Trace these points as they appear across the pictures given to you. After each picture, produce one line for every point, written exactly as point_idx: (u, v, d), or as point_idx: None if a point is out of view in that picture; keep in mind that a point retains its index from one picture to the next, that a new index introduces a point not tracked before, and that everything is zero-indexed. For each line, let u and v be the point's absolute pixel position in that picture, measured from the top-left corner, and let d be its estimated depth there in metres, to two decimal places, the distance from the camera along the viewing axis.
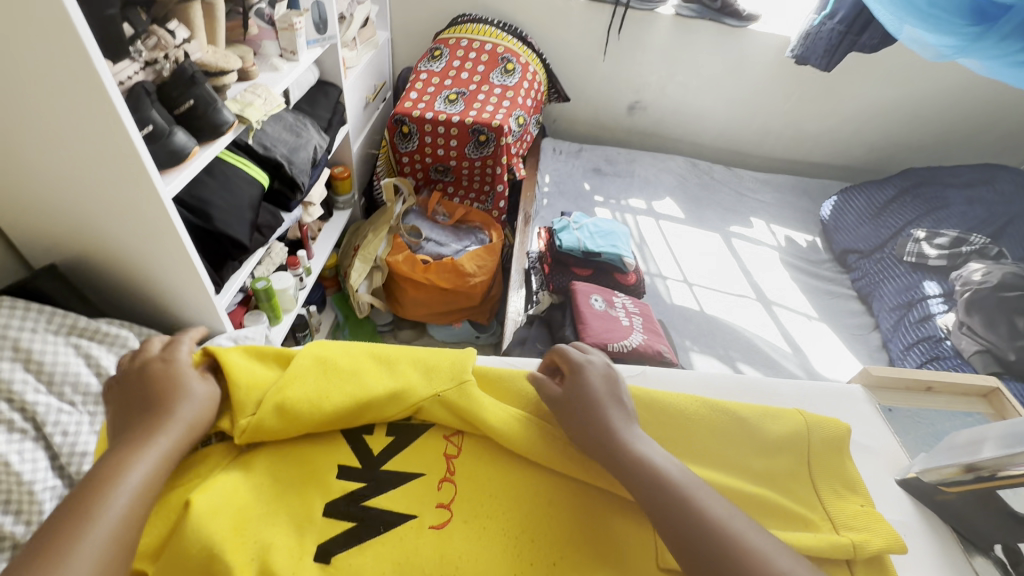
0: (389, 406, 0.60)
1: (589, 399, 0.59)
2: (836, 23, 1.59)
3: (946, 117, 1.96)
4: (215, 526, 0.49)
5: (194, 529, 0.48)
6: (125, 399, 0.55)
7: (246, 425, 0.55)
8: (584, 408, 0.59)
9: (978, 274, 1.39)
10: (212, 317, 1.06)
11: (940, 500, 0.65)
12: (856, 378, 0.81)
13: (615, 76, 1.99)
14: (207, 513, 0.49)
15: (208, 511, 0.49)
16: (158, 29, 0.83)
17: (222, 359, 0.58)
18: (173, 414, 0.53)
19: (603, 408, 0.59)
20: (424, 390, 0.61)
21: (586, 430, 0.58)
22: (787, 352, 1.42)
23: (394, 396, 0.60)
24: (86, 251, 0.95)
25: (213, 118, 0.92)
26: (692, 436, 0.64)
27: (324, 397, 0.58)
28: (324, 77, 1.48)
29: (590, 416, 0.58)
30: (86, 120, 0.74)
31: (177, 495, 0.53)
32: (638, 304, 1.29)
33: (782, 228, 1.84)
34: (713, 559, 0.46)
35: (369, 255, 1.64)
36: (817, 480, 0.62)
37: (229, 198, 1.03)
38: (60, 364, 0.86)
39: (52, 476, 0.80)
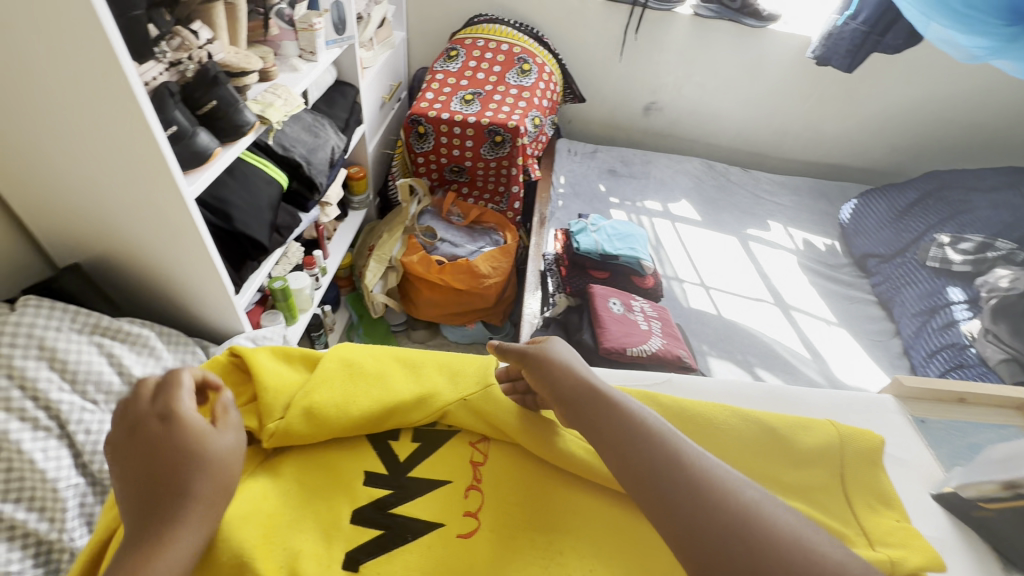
0: (416, 413, 0.60)
1: (551, 350, 0.59)
2: (859, 23, 1.56)
3: (971, 119, 1.92)
4: (246, 533, 0.48)
5: (225, 536, 0.47)
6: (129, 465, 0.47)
7: (274, 429, 0.54)
8: (546, 356, 0.58)
9: (1005, 281, 1.36)
10: (232, 318, 1.07)
11: (977, 516, 0.63)
12: (887, 389, 0.79)
13: (631, 76, 1.97)
14: (238, 520, 0.49)
15: (239, 517, 0.49)
16: (182, 29, 0.84)
17: (252, 363, 0.58)
18: (189, 491, 0.45)
19: (567, 358, 0.58)
20: (449, 395, 0.61)
21: (549, 379, 0.57)
22: (807, 358, 1.40)
23: (420, 401, 0.60)
24: (109, 251, 0.96)
25: (236, 118, 0.92)
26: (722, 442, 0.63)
27: (350, 401, 0.58)
28: (341, 78, 1.48)
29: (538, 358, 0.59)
30: (113, 119, 0.74)
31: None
32: (656, 307, 1.28)
33: (800, 231, 1.82)
34: (663, 475, 0.44)
35: (384, 255, 1.64)
36: (852, 494, 0.61)
37: (248, 198, 1.03)
38: (84, 362, 0.86)
39: (75, 474, 0.81)
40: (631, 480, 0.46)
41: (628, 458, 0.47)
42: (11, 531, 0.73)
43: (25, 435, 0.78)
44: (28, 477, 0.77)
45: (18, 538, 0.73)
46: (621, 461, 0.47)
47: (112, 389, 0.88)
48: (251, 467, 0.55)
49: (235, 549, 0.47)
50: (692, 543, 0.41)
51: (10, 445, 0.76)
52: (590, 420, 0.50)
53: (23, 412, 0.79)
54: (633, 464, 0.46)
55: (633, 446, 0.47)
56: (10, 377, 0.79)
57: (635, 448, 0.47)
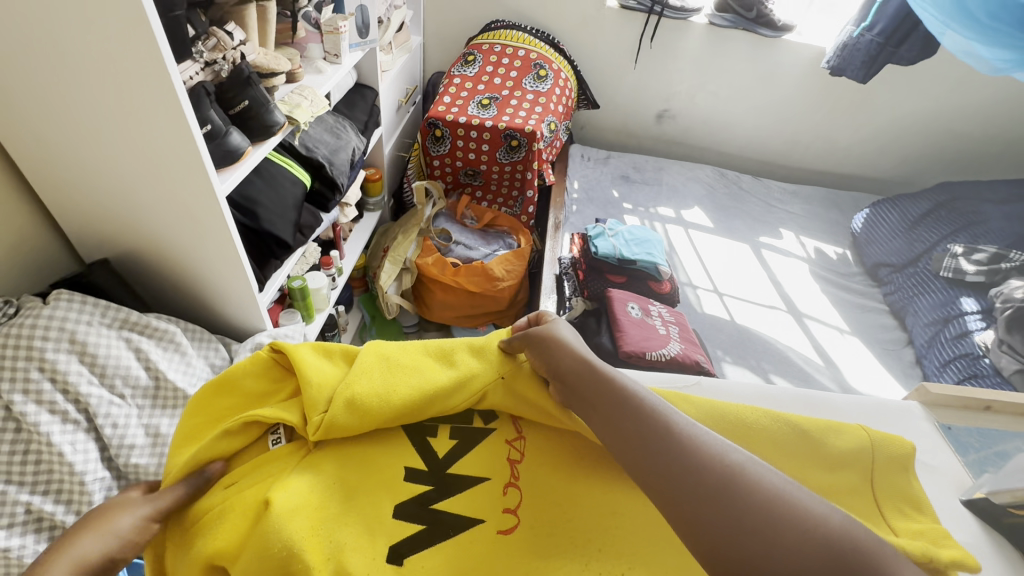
0: (455, 399, 0.61)
1: (554, 331, 0.62)
2: (875, 35, 1.57)
3: (982, 131, 1.94)
4: (296, 525, 0.49)
5: (276, 528, 0.48)
6: None
7: (319, 422, 0.55)
8: (550, 336, 0.62)
9: (1020, 292, 1.36)
10: (254, 315, 1.07)
11: (1008, 523, 0.64)
12: (912, 395, 0.80)
13: (645, 84, 1.99)
14: (287, 513, 0.49)
15: (288, 510, 0.49)
16: (217, 30, 0.85)
17: (292, 358, 0.59)
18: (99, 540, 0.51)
19: (569, 338, 0.61)
20: (485, 379, 0.62)
21: (552, 359, 0.60)
22: (820, 365, 1.40)
23: (458, 386, 0.61)
24: (137, 247, 0.97)
25: (265, 118, 0.93)
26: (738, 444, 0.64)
27: (391, 390, 0.58)
28: (361, 80, 1.49)
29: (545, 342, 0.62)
30: (152, 114, 0.75)
31: (251, 495, 0.53)
32: (673, 312, 1.29)
33: (812, 239, 1.83)
34: (655, 445, 0.47)
35: (399, 257, 1.65)
36: (881, 497, 0.61)
37: (275, 197, 1.04)
38: (113, 357, 0.87)
39: (101, 467, 0.82)
40: (625, 447, 0.49)
41: (623, 431, 0.50)
42: (38, 522, 0.75)
43: (54, 428, 0.79)
44: (57, 469, 0.77)
45: (45, 530, 0.76)
46: (616, 436, 0.50)
47: (138, 383, 0.89)
48: (293, 460, 0.56)
49: (286, 540, 0.48)
50: (682, 504, 0.44)
51: (40, 436, 0.77)
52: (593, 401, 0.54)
53: (53, 404, 0.80)
54: (628, 434, 0.49)
55: (625, 418, 0.51)
56: (42, 369, 0.80)
57: (629, 419, 0.50)
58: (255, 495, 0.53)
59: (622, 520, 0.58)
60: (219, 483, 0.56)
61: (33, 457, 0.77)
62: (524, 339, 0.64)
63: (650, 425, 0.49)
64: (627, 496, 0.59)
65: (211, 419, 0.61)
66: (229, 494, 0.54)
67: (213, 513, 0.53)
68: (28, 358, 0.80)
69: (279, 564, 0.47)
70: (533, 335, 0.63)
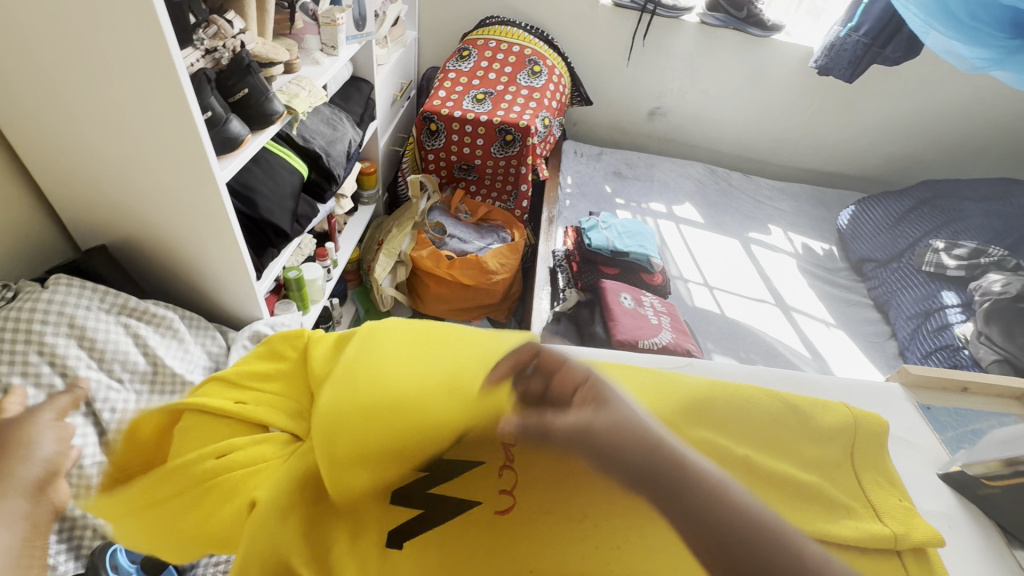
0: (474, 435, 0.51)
1: (615, 426, 0.50)
2: (861, 36, 1.61)
3: (963, 132, 2.00)
4: (287, 529, 0.47)
5: (268, 530, 0.46)
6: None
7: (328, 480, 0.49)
8: (618, 430, 0.50)
9: (998, 285, 1.41)
10: (251, 303, 1.08)
11: (983, 494, 0.67)
12: (893, 377, 0.84)
13: (638, 82, 2.02)
14: (273, 512, 0.47)
15: (273, 512, 0.47)
16: (217, 18, 0.84)
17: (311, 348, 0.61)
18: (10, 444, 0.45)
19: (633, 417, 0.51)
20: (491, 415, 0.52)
21: (609, 456, 0.48)
22: (807, 357, 1.44)
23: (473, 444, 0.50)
24: (136, 234, 0.98)
25: (264, 107, 0.94)
26: (733, 421, 0.63)
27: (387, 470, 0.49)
28: (356, 73, 1.50)
29: (610, 439, 0.49)
30: (156, 103, 0.76)
31: (242, 486, 0.52)
32: (665, 303, 1.32)
33: (799, 235, 1.87)
34: (730, 534, 0.43)
35: (393, 250, 1.66)
36: (861, 472, 0.64)
37: (273, 185, 1.05)
38: (112, 341, 0.88)
39: None
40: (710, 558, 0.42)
41: (713, 536, 0.43)
42: None
43: None
44: None
45: None
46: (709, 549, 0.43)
47: (137, 368, 0.90)
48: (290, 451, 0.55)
49: (281, 540, 0.46)
50: None
51: None
52: (673, 499, 0.45)
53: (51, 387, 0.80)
54: (702, 530, 0.43)
55: (719, 520, 0.44)
56: (40, 353, 0.80)
57: (699, 512, 0.44)
58: (242, 500, 0.51)
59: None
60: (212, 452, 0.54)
61: None
62: (576, 442, 0.49)
63: (750, 529, 0.44)
64: None
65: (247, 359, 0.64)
66: (223, 469, 0.53)
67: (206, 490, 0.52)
68: (27, 342, 0.80)
69: (276, 562, 0.46)
70: (594, 441, 0.49)
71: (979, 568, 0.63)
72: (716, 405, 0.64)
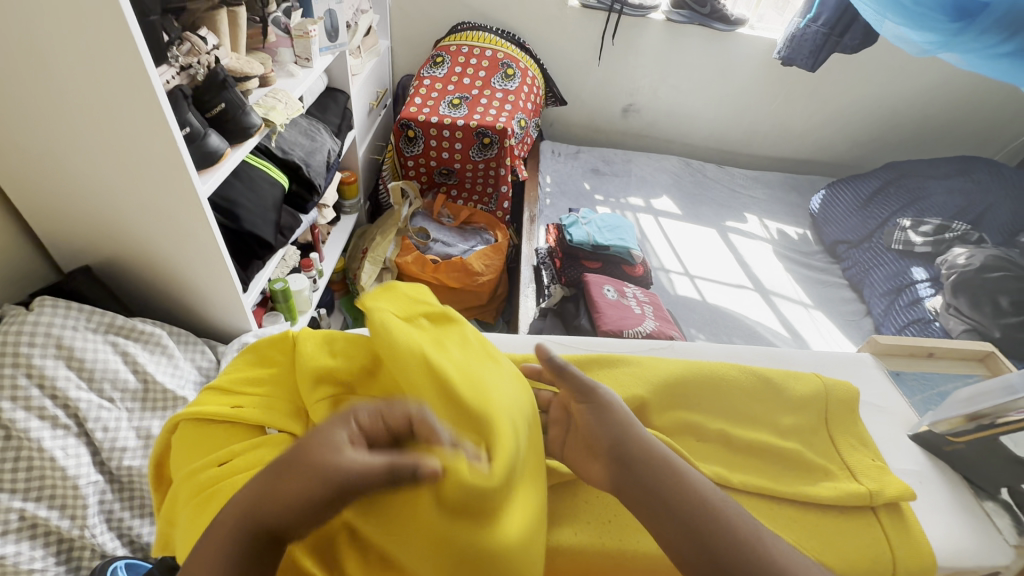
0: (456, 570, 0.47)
1: (612, 398, 0.59)
2: (820, 26, 1.67)
3: (924, 113, 2.08)
4: None
5: None
6: (294, 459, 0.46)
7: None
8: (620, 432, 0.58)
9: (962, 258, 1.47)
10: (239, 316, 1.09)
11: (948, 450, 0.73)
12: (864, 347, 0.89)
13: (610, 80, 2.06)
14: None
15: None
16: (191, 35, 0.85)
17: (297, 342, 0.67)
18: (264, 505, 0.45)
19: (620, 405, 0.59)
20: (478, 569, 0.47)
21: (602, 417, 0.57)
22: (786, 337, 1.48)
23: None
24: (119, 253, 0.98)
25: (242, 121, 0.95)
26: (704, 397, 0.70)
27: None
28: (332, 84, 1.51)
29: (610, 405, 0.58)
30: (136, 123, 0.77)
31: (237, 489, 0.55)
32: (647, 293, 1.35)
33: (774, 222, 1.92)
34: (672, 495, 0.50)
35: (378, 257, 1.68)
36: (836, 435, 0.69)
37: (254, 198, 1.06)
38: (100, 361, 0.88)
39: (94, 471, 0.83)
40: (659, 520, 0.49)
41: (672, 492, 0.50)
42: (34, 529, 0.76)
43: (45, 434, 0.79)
44: (49, 475, 0.78)
45: (40, 536, 0.77)
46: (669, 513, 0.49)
47: (127, 387, 0.90)
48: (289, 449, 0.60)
49: None
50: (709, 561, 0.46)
51: (30, 443, 0.78)
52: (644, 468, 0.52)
53: (42, 410, 0.80)
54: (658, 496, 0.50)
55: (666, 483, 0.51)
56: (29, 375, 0.81)
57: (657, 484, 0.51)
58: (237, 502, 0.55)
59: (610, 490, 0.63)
60: (215, 460, 0.59)
61: (24, 465, 0.77)
62: (579, 394, 0.59)
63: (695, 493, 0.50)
64: None
65: (245, 361, 0.70)
66: (222, 475, 0.58)
67: (207, 494, 0.56)
68: (15, 365, 0.80)
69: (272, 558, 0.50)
70: (593, 395, 0.59)
71: (949, 520, 0.68)
72: (689, 384, 0.70)
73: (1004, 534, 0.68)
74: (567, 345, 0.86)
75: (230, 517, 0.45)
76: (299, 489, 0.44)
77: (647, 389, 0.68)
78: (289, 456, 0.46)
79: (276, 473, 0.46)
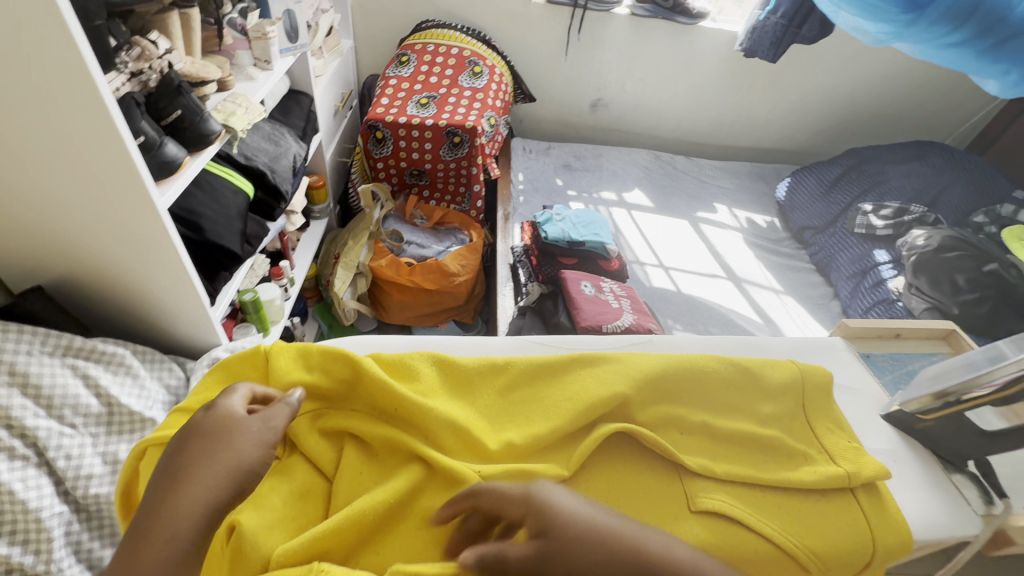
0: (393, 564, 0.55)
1: (569, 526, 0.47)
2: (779, 18, 1.71)
3: (879, 101, 2.16)
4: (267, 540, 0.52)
5: (251, 544, 0.51)
6: (208, 435, 0.54)
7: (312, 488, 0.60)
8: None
9: (920, 240, 1.53)
10: (208, 330, 1.04)
11: (919, 428, 0.76)
12: (836, 332, 0.92)
13: (577, 76, 2.06)
14: (251, 529, 0.52)
15: (250, 527, 0.52)
16: (140, 39, 0.81)
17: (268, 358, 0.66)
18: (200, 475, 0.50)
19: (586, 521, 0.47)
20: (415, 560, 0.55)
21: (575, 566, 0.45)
22: (759, 323, 1.52)
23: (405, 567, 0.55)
24: (74, 270, 0.93)
25: (201, 128, 0.91)
26: (686, 390, 0.70)
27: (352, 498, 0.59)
28: (294, 86, 1.47)
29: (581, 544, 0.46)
30: (84, 134, 0.73)
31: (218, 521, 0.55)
32: (624, 287, 1.36)
33: (743, 211, 1.95)
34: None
35: (351, 262, 1.63)
36: (812, 418, 0.71)
37: (217, 207, 1.02)
38: (59, 386, 0.84)
39: (58, 502, 0.79)
40: None
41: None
42: None
43: (1, 466, 0.75)
44: (8, 510, 0.74)
45: None
46: None
47: (89, 412, 0.85)
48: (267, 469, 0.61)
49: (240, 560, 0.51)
50: None
51: None
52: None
53: None
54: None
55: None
56: None
57: None
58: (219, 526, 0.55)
59: (593, 488, 0.63)
60: None
61: None
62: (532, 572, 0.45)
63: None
64: (607, 449, 0.66)
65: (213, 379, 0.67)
66: None
67: None
68: None
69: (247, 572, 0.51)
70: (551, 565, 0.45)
71: (921, 495, 0.71)
72: (669, 377, 0.70)
73: (972, 504, 0.71)
74: (549, 345, 0.85)
75: (161, 501, 0.49)
76: (229, 445, 0.53)
77: (629, 386, 0.68)
78: (202, 436, 0.54)
79: (193, 445, 0.53)
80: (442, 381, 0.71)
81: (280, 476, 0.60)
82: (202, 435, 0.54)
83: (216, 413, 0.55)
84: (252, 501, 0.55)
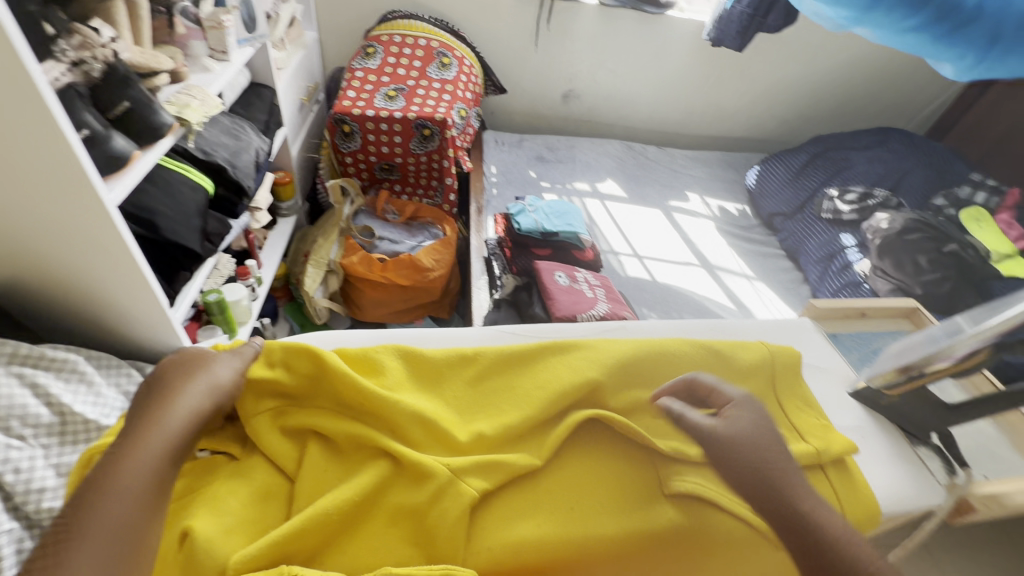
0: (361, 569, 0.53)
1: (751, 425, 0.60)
2: (745, 6, 1.72)
3: (842, 89, 2.20)
4: (223, 544, 0.50)
5: (204, 550, 0.49)
6: (185, 363, 0.59)
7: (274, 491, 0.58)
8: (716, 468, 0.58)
9: (885, 223, 1.58)
10: (168, 333, 1.00)
11: (885, 403, 0.77)
12: (804, 313, 0.93)
13: (548, 67, 2.05)
14: (202, 535, 0.50)
15: (202, 534, 0.50)
16: (80, 26, 0.76)
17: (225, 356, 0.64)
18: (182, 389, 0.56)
19: (761, 429, 0.60)
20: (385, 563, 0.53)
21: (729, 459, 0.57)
22: (732, 309, 1.54)
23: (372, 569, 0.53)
24: (20, 273, 0.88)
25: (151, 120, 0.87)
26: (659, 374, 0.70)
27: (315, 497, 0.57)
28: (255, 79, 1.42)
29: (751, 449, 0.57)
30: (21, 128, 0.68)
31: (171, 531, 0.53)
32: (598, 277, 1.36)
33: (715, 199, 1.98)
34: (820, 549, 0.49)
35: (322, 259, 1.59)
36: (783, 398, 0.72)
37: (174, 205, 0.97)
38: (4, 396, 0.79)
39: (7, 519, 0.73)
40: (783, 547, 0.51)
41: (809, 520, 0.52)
42: None
43: None
44: None
45: None
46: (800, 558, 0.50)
47: (40, 422, 0.81)
48: (226, 472, 0.59)
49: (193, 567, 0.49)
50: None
51: None
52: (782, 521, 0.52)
53: None
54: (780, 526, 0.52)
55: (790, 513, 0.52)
56: None
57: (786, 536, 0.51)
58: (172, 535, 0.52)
59: (566, 477, 0.62)
60: None
61: None
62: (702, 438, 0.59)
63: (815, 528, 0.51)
64: (584, 437, 0.66)
65: None
66: None
67: None
68: None
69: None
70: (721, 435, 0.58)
71: (889, 468, 0.72)
72: (641, 362, 0.71)
73: (935, 474, 0.73)
74: (522, 334, 0.84)
75: (141, 414, 0.53)
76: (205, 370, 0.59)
77: (601, 372, 0.68)
78: (176, 365, 0.59)
79: (167, 372, 0.58)
80: (410, 375, 0.69)
81: (239, 479, 0.58)
82: (174, 364, 0.59)
83: (186, 351, 0.61)
84: (208, 505, 0.54)
